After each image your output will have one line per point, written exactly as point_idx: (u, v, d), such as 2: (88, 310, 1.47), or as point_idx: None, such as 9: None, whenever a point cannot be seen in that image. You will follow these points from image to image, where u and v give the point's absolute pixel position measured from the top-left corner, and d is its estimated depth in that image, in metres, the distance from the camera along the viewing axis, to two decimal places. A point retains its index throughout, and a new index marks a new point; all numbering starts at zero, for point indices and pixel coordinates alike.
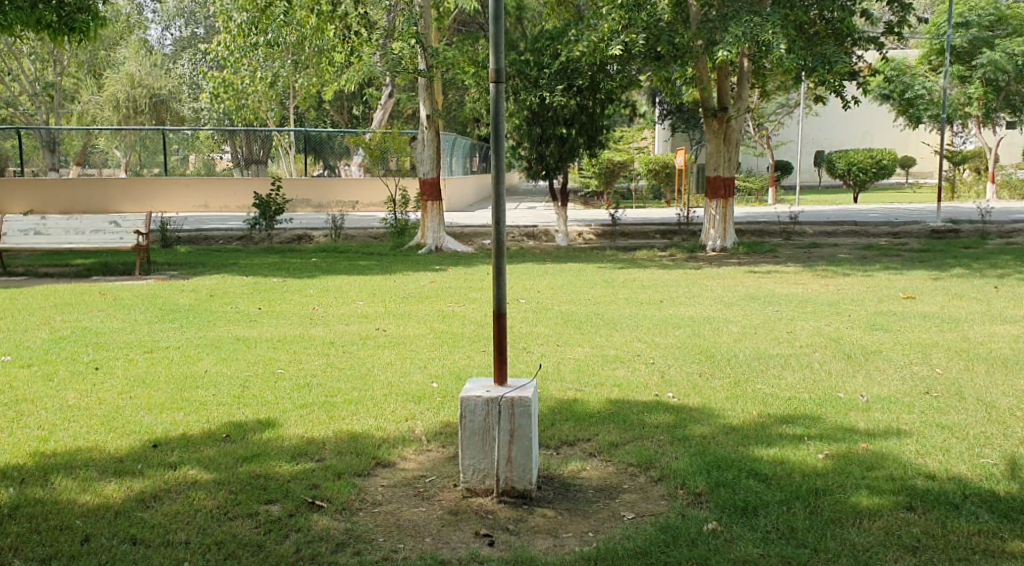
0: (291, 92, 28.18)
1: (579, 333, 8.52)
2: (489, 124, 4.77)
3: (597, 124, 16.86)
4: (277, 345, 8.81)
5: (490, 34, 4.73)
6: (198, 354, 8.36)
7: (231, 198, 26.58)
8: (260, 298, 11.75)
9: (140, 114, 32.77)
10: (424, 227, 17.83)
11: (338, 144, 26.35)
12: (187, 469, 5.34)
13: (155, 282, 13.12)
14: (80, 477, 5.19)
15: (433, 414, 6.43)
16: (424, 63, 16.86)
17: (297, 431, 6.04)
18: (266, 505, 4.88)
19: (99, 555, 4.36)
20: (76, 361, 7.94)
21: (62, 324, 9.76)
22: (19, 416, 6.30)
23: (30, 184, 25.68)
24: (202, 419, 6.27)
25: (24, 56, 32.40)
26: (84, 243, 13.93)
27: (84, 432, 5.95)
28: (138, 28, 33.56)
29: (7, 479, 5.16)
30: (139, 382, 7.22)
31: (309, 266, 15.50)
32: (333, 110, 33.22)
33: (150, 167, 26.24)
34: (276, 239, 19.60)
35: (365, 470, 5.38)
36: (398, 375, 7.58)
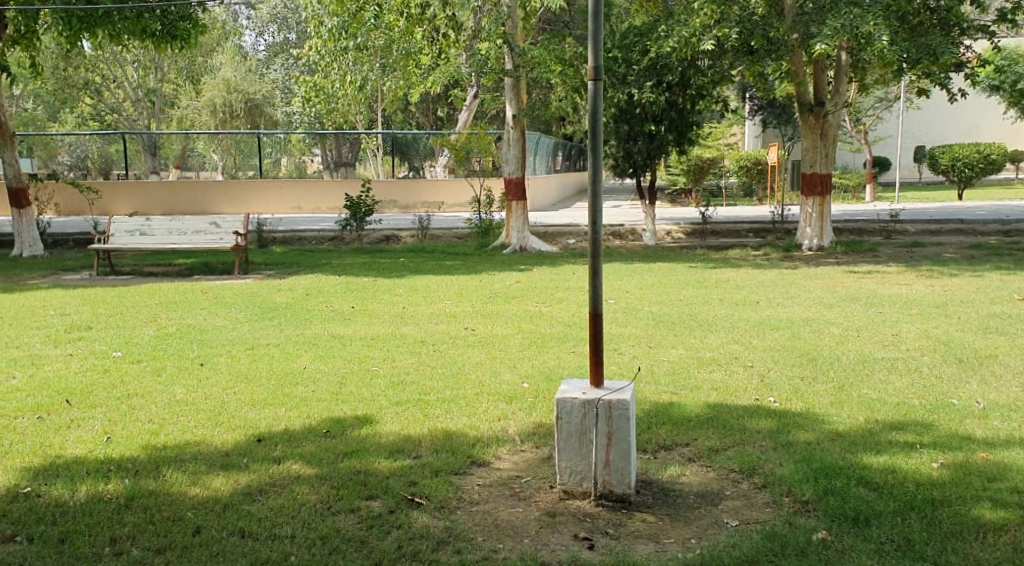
0: (379, 95, 28.99)
1: (672, 333, 8.43)
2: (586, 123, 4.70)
3: (688, 121, 16.68)
4: (370, 344, 8.95)
5: (591, 31, 4.67)
6: (296, 350, 8.63)
7: (323, 198, 26.93)
8: (352, 298, 11.92)
9: (235, 118, 33.56)
10: (510, 226, 17.82)
11: (424, 146, 26.93)
12: (290, 464, 5.65)
13: (252, 282, 13.46)
14: (190, 470, 5.54)
15: (526, 414, 6.46)
16: (510, 63, 16.88)
17: (395, 428, 6.30)
18: (367, 501, 5.12)
19: (212, 546, 4.62)
20: (181, 357, 8.34)
21: (167, 321, 10.15)
22: (132, 410, 6.73)
23: (134, 186, 26.22)
24: (302, 415, 6.61)
25: (128, 64, 33.89)
26: (187, 243, 14.33)
27: (192, 426, 6.34)
28: (234, 36, 35.20)
29: (124, 470, 5.55)
30: (242, 378, 7.59)
31: (396, 265, 15.74)
32: (418, 111, 34.07)
33: (245, 170, 26.87)
34: (365, 240, 19.92)
35: (461, 469, 5.56)
36: (489, 375, 7.61)
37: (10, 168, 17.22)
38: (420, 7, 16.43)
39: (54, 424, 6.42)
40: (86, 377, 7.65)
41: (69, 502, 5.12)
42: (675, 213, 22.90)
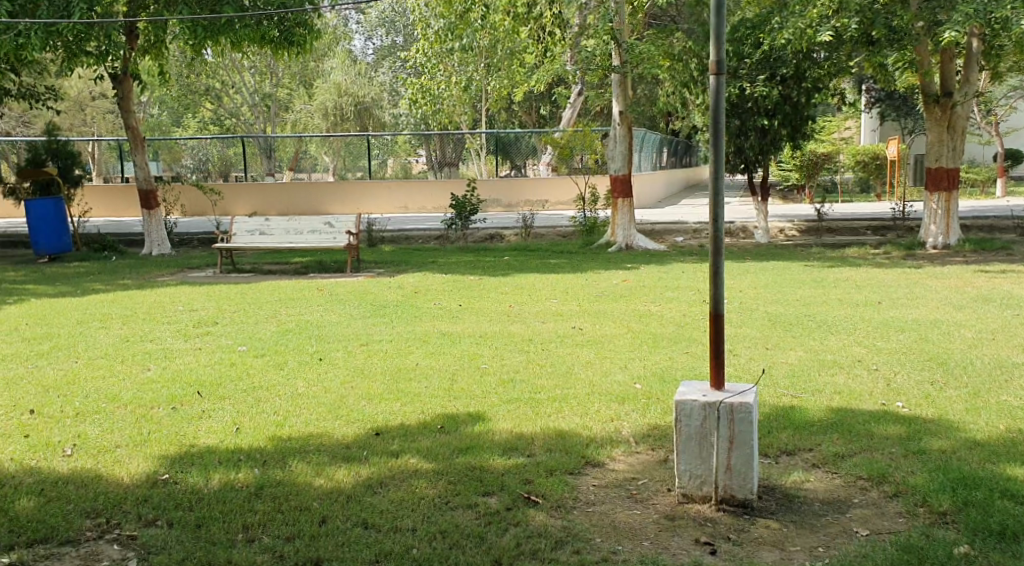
0: (484, 94, 29.22)
1: (790, 335, 8.23)
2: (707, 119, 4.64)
3: (802, 115, 16.23)
4: (481, 341, 9.04)
5: (713, 26, 4.61)
6: (409, 346, 8.78)
7: (429, 199, 27.34)
8: (462, 296, 12.03)
9: (346, 121, 34.31)
10: (615, 223, 17.70)
11: (526, 145, 27.07)
12: (408, 458, 5.88)
13: (363, 280, 13.74)
14: (314, 462, 5.87)
15: (641, 415, 6.43)
16: (618, 59, 16.74)
17: (506, 426, 6.35)
18: (484, 497, 5.29)
19: (335, 536, 4.93)
20: (301, 351, 8.65)
21: (286, 316, 10.50)
22: (258, 402, 7.12)
23: (252, 188, 27.17)
24: (417, 410, 6.78)
25: (245, 71, 35.09)
26: (301, 243, 14.72)
27: (314, 419, 6.67)
28: (344, 40, 36.09)
29: (253, 460, 5.94)
30: (358, 373, 7.83)
31: (502, 264, 15.85)
32: (522, 111, 34.24)
33: (354, 172, 27.48)
34: (470, 239, 20.09)
35: (576, 469, 5.57)
36: (600, 375, 7.58)
37: (140, 171, 18.02)
38: (528, 5, 16.40)
39: (188, 414, 6.87)
40: (214, 369, 8.09)
41: (204, 489, 5.54)
42: (790, 212, 22.21)
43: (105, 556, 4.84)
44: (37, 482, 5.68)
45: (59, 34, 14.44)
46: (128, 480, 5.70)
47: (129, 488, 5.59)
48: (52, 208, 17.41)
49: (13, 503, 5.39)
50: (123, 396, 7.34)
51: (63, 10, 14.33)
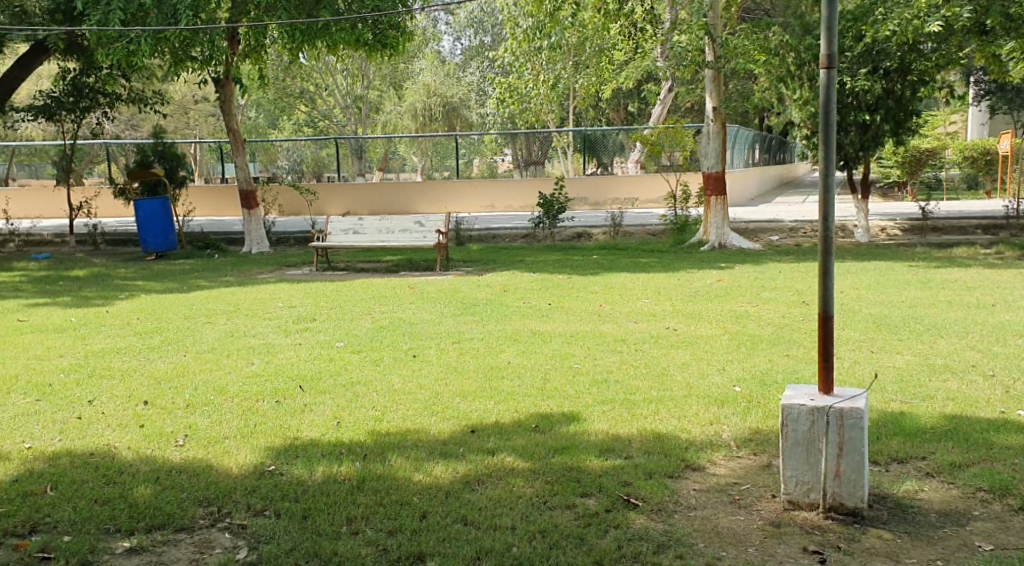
0: (571, 93, 29.19)
1: (897, 338, 7.98)
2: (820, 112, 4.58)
3: (907, 109, 15.80)
4: (572, 340, 8.99)
5: (825, 17, 4.55)
6: (500, 345, 8.78)
7: (515, 197, 27.37)
8: (553, 295, 12.02)
9: (434, 121, 34.66)
10: (707, 222, 17.44)
11: (613, 142, 26.83)
12: (504, 456, 5.88)
13: (453, 278, 13.85)
14: (412, 457, 5.94)
15: (742, 418, 6.32)
16: (711, 55, 16.38)
17: (602, 427, 6.31)
18: (582, 497, 5.27)
19: (436, 531, 4.99)
20: (396, 348, 8.75)
21: (380, 313, 10.65)
22: (356, 396, 7.23)
23: (344, 189, 27.64)
24: (512, 408, 6.78)
25: (337, 73, 35.83)
26: (392, 242, 14.92)
27: (411, 414, 6.75)
28: (433, 41, 36.52)
29: (354, 454, 6.04)
30: (452, 370, 7.88)
31: (592, 262, 15.80)
32: (611, 108, 34.09)
33: (441, 171, 27.76)
34: (558, 237, 20.06)
35: (676, 472, 5.51)
36: (697, 377, 7.47)
37: (241, 172, 18.52)
38: (618, 2, 16.37)
39: (290, 407, 7.02)
40: (313, 363, 8.25)
41: (308, 481, 5.66)
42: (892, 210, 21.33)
43: (217, 545, 5.00)
44: (152, 470, 5.88)
45: (167, 41, 14.96)
46: (236, 471, 5.86)
47: (237, 478, 5.74)
48: (159, 208, 18.02)
49: (130, 490, 5.60)
50: (229, 389, 7.55)
51: (171, 17, 14.87)
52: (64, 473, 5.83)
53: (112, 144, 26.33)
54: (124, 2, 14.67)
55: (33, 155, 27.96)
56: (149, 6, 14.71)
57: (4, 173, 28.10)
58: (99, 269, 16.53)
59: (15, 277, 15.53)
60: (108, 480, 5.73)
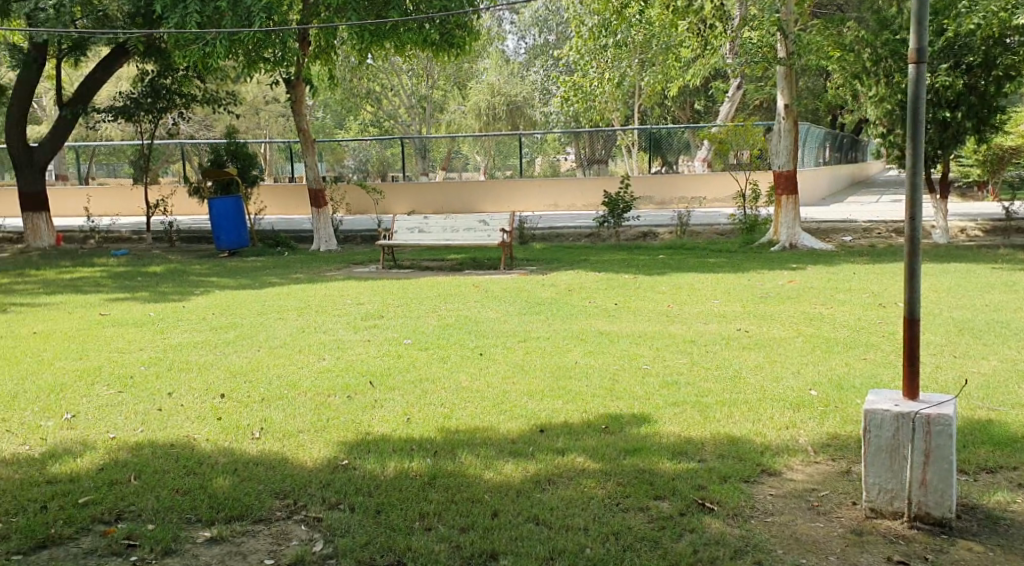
0: (637, 91, 29.00)
1: (980, 343, 7.76)
2: (907, 107, 4.62)
3: (990, 105, 15.17)
4: (639, 341, 8.93)
5: (914, 14, 4.59)
6: (567, 345, 8.75)
7: (579, 196, 27.36)
8: (620, 295, 11.96)
9: (498, 120, 34.85)
10: (778, 222, 17.20)
11: (678, 140, 26.69)
12: (575, 456, 5.86)
13: (518, 277, 13.86)
14: (482, 455, 5.95)
15: (819, 423, 6.21)
16: (783, 52, 16.08)
17: (674, 429, 6.26)
18: (655, 501, 5.22)
19: (508, 530, 5.00)
20: (463, 346, 8.79)
21: (445, 311, 10.71)
22: (425, 393, 7.28)
23: (409, 188, 27.92)
24: (581, 409, 6.76)
25: (403, 73, 36.28)
26: (457, 241, 14.99)
27: (480, 412, 6.77)
28: (498, 41, 36.67)
29: (424, 450, 6.07)
30: (520, 369, 7.89)
31: (659, 262, 15.67)
32: (677, 107, 33.85)
33: (504, 170, 27.75)
34: (622, 236, 19.96)
35: (751, 477, 5.44)
36: (771, 380, 7.34)
37: (310, 172, 18.76)
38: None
39: (361, 403, 7.09)
40: (382, 360, 8.33)
41: (380, 476, 5.71)
42: (968, 210, 20.85)
43: (294, 536, 5.08)
44: (230, 462, 6.00)
45: (242, 43, 15.25)
46: (311, 464, 5.94)
47: (312, 471, 5.82)
48: (232, 206, 18.37)
49: (209, 481, 5.71)
50: (303, 384, 7.66)
51: (245, 19, 15.08)
52: (148, 463, 5.98)
53: (187, 144, 26.94)
54: (200, 5, 15.00)
55: (111, 155, 28.76)
56: (224, 8, 14.98)
57: (84, 172, 28.94)
58: (175, 265, 16.92)
59: (96, 273, 15.98)
60: (188, 471, 5.86)
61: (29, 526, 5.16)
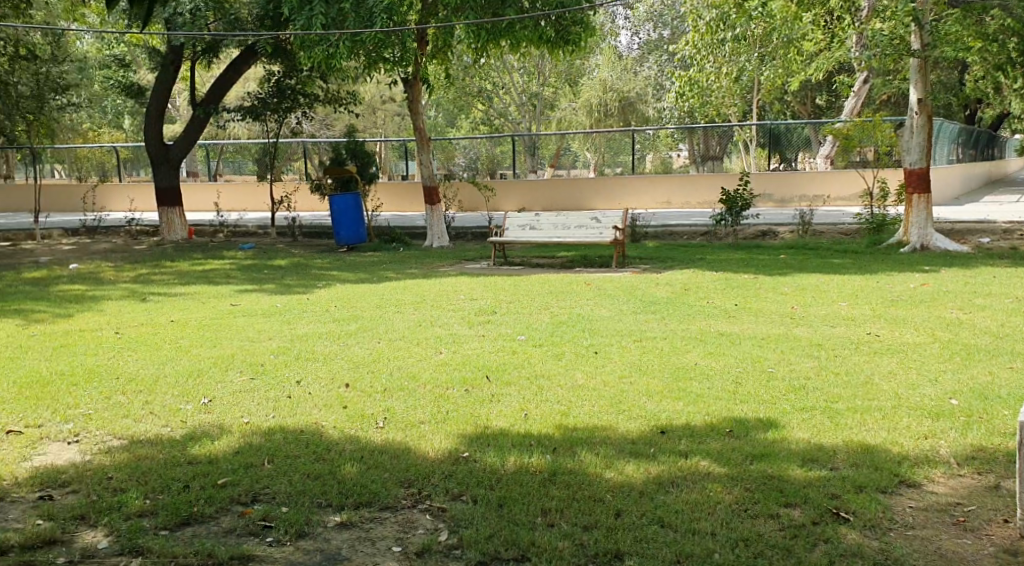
0: (757, 86, 28.38)
1: None
2: None
3: None
4: (762, 343, 8.72)
5: None
6: (686, 345, 8.62)
7: (694, 194, 26.89)
8: (740, 295, 11.72)
9: (609, 117, 35.45)
10: (909, 222, 16.43)
11: (798, 137, 26.10)
12: (698, 460, 5.75)
13: (633, 275, 13.74)
14: (602, 454, 5.90)
15: (960, 434, 5.95)
16: (918, 42, 15.59)
17: (803, 435, 6.07)
18: (786, 508, 5.08)
19: (632, 531, 4.94)
20: (578, 343, 8.75)
21: (560, 309, 10.70)
22: (541, 390, 7.28)
23: (519, 185, 27.82)
24: (703, 411, 6.63)
25: (514, 71, 36.69)
26: (569, 238, 14.93)
27: (598, 411, 6.72)
28: (611, 36, 36.52)
29: (543, 446, 6.07)
30: (638, 368, 7.80)
31: (781, 262, 15.28)
32: (796, 102, 33.03)
33: (613, 167, 27.60)
34: (740, 235, 19.57)
35: (889, 488, 5.24)
36: (905, 388, 7.05)
37: (425, 169, 19.01)
38: None
39: (478, 396, 7.14)
40: (498, 355, 8.36)
41: (500, 470, 5.72)
42: None
43: (419, 526, 5.15)
44: (356, 450, 6.12)
45: (363, 43, 15.50)
46: (433, 455, 6.01)
47: (434, 462, 5.88)
48: (352, 203, 18.82)
49: (338, 467, 5.84)
50: (421, 376, 7.77)
51: (367, 20, 15.38)
52: (279, 448, 6.16)
53: (308, 142, 27.68)
54: (325, 8, 15.44)
55: (237, 153, 29.52)
56: (348, 10, 15.31)
57: (213, 169, 30.12)
58: (297, 259, 17.42)
59: (225, 265, 16.57)
60: (317, 457, 6.01)
61: (173, 503, 5.38)
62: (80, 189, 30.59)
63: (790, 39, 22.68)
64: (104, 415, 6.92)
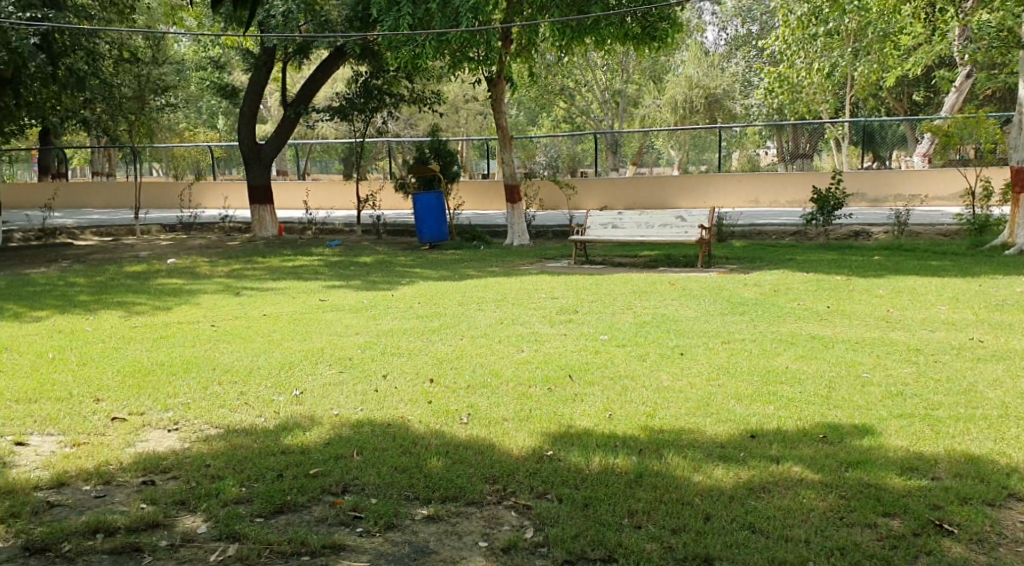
0: (850, 82, 27.66)
1: None
2: None
3: None
4: (856, 347, 8.47)
5: None
6: (776, 348, 8.43)
7: (782, 193, 26.24)
8: (832, 296, 11.43)
9: (695, 113, 35.41)
10: (1014, 222, 15.74)
11: (892, 134, 25.29)
12: (791, 465, 5.61)
13: (719, 275, 13.52)
14: (689, 457, 5.80)
15: None
16: None
17: (901, 443, 5.88)
18: (885, 518, 4.92)
19: (722, 535, 4.85)
20: (663, 344, 8.64)
21: (644, 309, 10.59)
22: (625, 390, 7.20)
23: (603, 182, 27.41)
24: (794, 416, 6.48)
25: (598, 68, 36.58)
26: (652, 236, 14.75)
27: (684, 413, 6.62)
28: (698, 32, 36.13)
29: (629, 447, 6.00)
30: (726, 370, 7.66)
31: (875, 264, 14.85)
32: (890, 98, 32.12)
33: (699, 165, 27.33)
34: (832, 236, 19.11)
35: (995, 501, 5.04)
36: (1012, 397, 6.76)
37: (507, 168, 19.02)
38: None
39: (562, 395, 7.11)
40: (581, 355, 8.31)
41: (586, 470, 5.68)
42: None
43: (505, 522, 5.13)
44: (442, 445, 6.15)
45: (449, 43, 15.61)
46: (518, 452, 6.00)
47: (519, 459, 5.88)
48: (435, 201, 18.93)
49: (424, 461, 5.87)
50: (505, 373, 7.78)
51: (453, 20, 15.48)
52: (367, 440, 6.23)
53: (393, 141, 27.84)
54: (412, 8, 15.62)
55: (324, 153, 30.03)
56: (434, 10, 15.46)
57: (302, 168, 30.87)
58: (383, 256, 17.65)
59: (313, 261, 16.89)
60: (404, 450, 6.06)
61: (267, 492, 5.48)
62: (177, 187, 31.60)
63: (886, 33, 22.04)
64: (202, 404, 7.10)
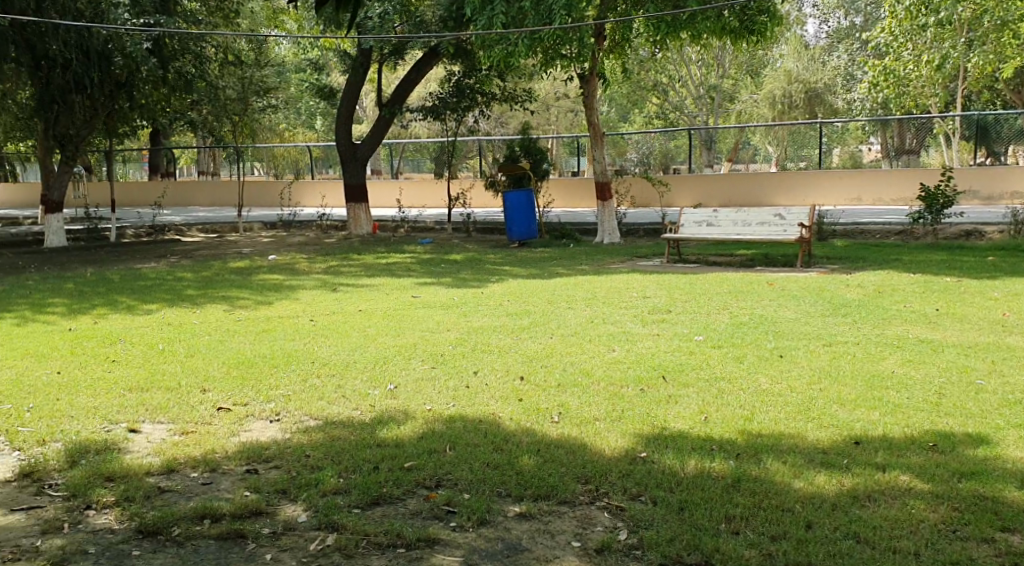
0: (960, 75, 26.60)
1: None
2: None
3: None
4: (967, 352, 8.11)
5: None
6: (880, 352, 8.14)
7: (885, 191, 25.29)
8: (941, 298, 10.99)
9: (795, 108, 35.22)
10: None
11: (1009, 128, 24.13)
12: (898, 474, 5.41)
13: (819, 275, 13.15)
14: (790, 462, 5.64)
15: None
16: None
17: (1018, 454, 5.59)
18: (1003, 533, 4.69)
19: (825, 545, 4.69)
20: (761, 346, 8.43)
21: (741, 309, 10.37)
22: (721, 393, 7.05)
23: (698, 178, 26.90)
24: (901, 423, 6.23)
25: (693, 63, 36.08)
26: (751, 235, 14.41)
27: (784, 417, 6.43)
28: (797, 25, 35.33)
29: (726, 451, 5.86)
30: (827, 374, 7.43)
31: (986, 264, 14.23)
32: (1003, 92, 30.79)
33: (796, 161, 26.52)
34: (940, 235, 18.33)
35: None
36: None
37: (599, 164, 18.89)
38: None
39: (655, 396, 7.00)
40: (675, 355, 8.18)
41: (682, 473, 5.57)
42: None
43: (599, 523, 5.07)
44: (534, 442, 6.11)
45: (543, 41, 15.57)
46: (611, 453, 5.92)
47: (613, 460, 5.80)
48: (525, 199, 18.85)
49: (516, 459, 5.85)
50: (597, 372, 7.70)
51: (546, 17, 15.41)
52: (460, 436, 6.24)
53: (485, 139, 27.93)
54: (505, 7, 15.60)
55: (417, 152, 30.13)
56: (527, 8, 15.42)
57: (395, 166, 31.18)
58: (474, 254, 17.74)
59: (407, 259, 17.08)
60: (496, 447, 6.05)
61: (364, 484, 5.54)
62: (276, 186, 32.45)
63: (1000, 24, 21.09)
64: (301, 397, 7.23)
